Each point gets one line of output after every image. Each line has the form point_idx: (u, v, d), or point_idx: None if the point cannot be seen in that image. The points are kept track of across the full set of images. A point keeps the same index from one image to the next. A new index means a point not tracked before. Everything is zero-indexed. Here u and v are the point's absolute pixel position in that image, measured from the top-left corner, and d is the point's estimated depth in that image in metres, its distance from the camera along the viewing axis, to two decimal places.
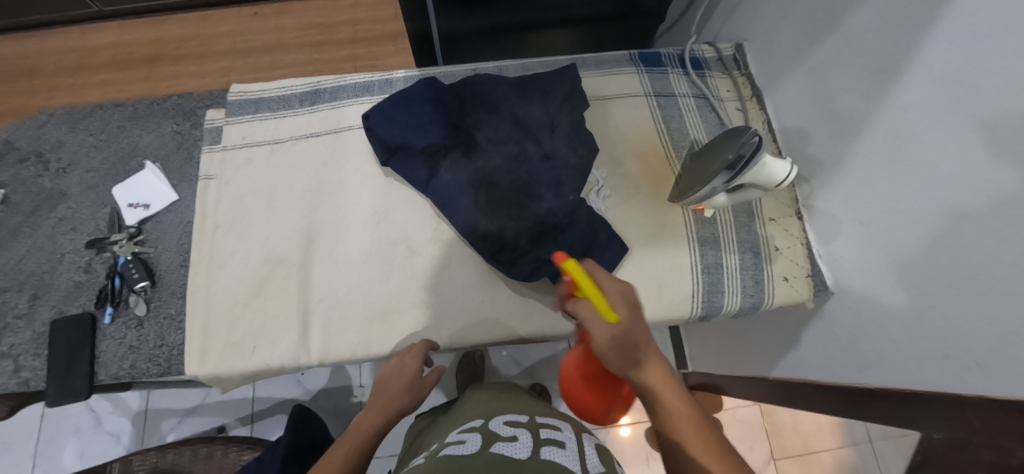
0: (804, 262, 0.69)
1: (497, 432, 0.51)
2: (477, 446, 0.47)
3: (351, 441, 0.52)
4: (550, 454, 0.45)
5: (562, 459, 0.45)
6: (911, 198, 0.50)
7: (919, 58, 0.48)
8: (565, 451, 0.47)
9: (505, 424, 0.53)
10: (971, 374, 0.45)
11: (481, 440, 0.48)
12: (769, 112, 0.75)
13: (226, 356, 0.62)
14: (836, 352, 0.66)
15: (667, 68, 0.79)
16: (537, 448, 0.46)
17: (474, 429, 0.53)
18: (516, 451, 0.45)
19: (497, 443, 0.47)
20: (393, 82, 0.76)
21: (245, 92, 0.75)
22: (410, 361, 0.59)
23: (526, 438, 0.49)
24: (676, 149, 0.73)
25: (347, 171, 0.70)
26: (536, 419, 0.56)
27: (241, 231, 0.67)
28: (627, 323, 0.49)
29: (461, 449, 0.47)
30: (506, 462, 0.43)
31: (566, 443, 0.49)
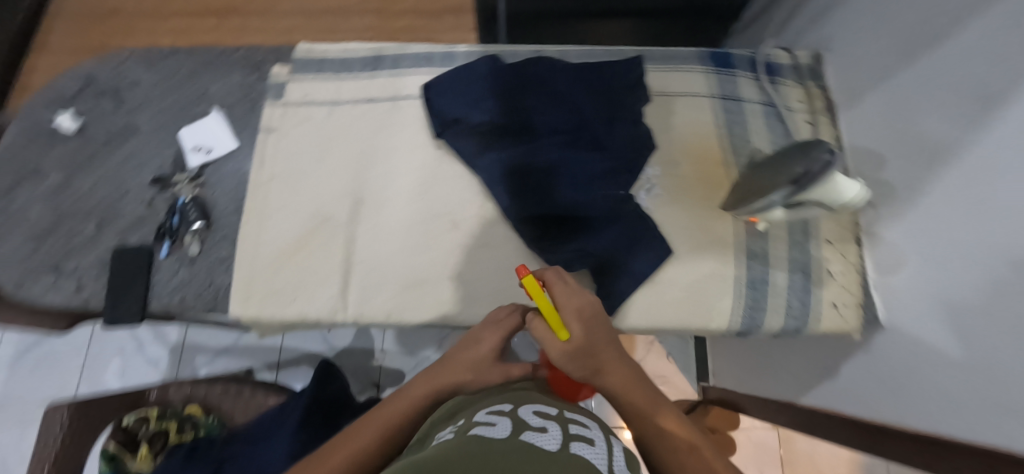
0: (857, 290, 0.65)
1: (526, 420, 0.47)
2: (508, 432, 0.44)
3: (396, 406, 0.55)
4: (579, 450, 0.44)
5: (592, 457, 0.43)
6: (986, 238, 0.47)
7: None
8: (593, 449, 0.46)
9: (535, 413, 0.49)
10: (1019, 429, 0.42)
11: (511, 426, 0.45)
12: (841, 129, 0.70)
13: (268, 302, 0.64)
14: (878, 387, 0.63)
15: (737, 70, 0.75)
16: (567, 442, 0.45)
17: (503, 413, 0.48)
18: (547, 443, 0.43)
19: (527, 432, 0.44)
20: (455, 55, 0.76)
21: (311, 51, 0.76)
22: (485, 339, 0.59)
23: (555, 430, 0.46)
24: (736, 157, 0.70)
25: (400, 138, 0.71)
26: (565, 412, 0.52)
27: (293, 185, 0.69)
28: (581, 340, 0.51)
29: (490, 431, 0.44)
30: (541, 454, 0.40)
31: (593, 442, 0.48)
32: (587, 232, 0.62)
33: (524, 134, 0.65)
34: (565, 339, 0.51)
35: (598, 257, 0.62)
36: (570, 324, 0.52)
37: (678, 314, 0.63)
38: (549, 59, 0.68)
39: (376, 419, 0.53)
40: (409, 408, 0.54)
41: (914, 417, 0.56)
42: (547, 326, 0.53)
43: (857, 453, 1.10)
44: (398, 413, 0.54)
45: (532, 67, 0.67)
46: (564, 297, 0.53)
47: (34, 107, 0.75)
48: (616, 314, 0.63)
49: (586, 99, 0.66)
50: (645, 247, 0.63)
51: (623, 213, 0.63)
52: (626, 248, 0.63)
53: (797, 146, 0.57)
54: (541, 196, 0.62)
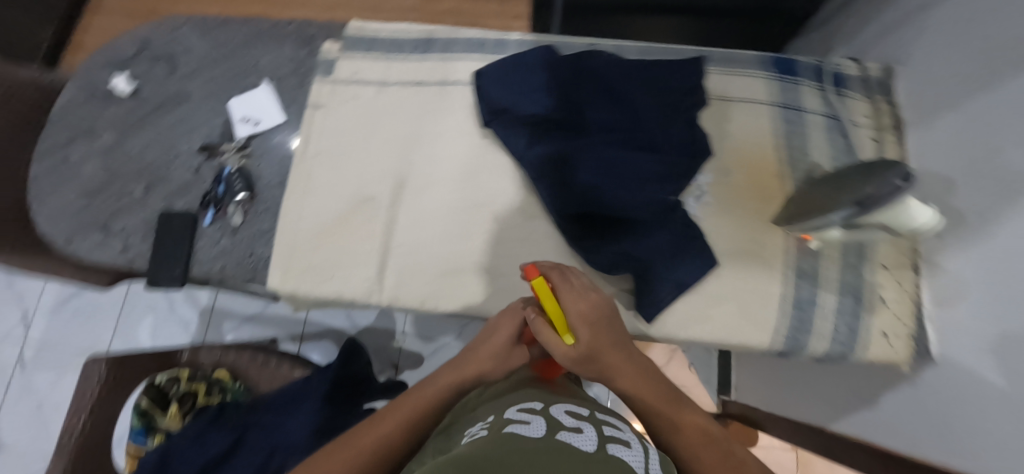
0: (910, 321, 0.62)
1: (560, 419, 0.47)
2: (543, 430, 0.42)
3: (424, 394, 0.55)
4: (617, 451, 0.41)
5: (630, 458, 0.41)
6: None
7: None
8: (631, 450, 0.43)
9: (567, 413, 0.49)
10: None
11: (545, 425, 0.44)
12: (908, 149, 0.67)
13: (306, 278, 0.64)
14: (919, 423, 0.61)
15: (802, 78, 0.72)
16: (604, 443, 0.42)
17: (534, 410, 0.48)
18: (584, 442, 0.41)
19: (562, 432, 0.43)
20: (507, 43, 0.74)
21: (363, 29, 0.76)
22: (505, 327, 0.58)
23: (590, 432, 0.45)
24: (793, 170, 0.67)
25: (447, 123, 0.70)
26: (596, 415, 0.52)
27: (338, 163, 0.69)
28: (589, 344, 0.51)
29: (525, 428, 0.43)
30: (579, 452, 0.38)
31: (629, 444, 0.45)
32: (631, 235, 0.61)
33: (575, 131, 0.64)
34: (571, 343, 0.52)
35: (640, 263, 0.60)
36: (574, 329, 0.52)
37: (718, 328, 0.61)
38: (605, 54, 0.66)
39: (404, 405, 0.54)
40: (435, 396, 0.55)
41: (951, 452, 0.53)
42: (553, 328, 0.54)
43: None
44: (423, 401, 0.54)
45: (588, 60, 0.65)
46: (568, 300, 0.53)
47: (91, 67, 0.77)
48: (654, 322, 0.62)
49: (642, 97, 0.63)
50: (690, 256, 0.61)
51: (670, 219, 0.61)
52: (671, 255, 0.61)
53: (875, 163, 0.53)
54: (587, 194, 0.60)
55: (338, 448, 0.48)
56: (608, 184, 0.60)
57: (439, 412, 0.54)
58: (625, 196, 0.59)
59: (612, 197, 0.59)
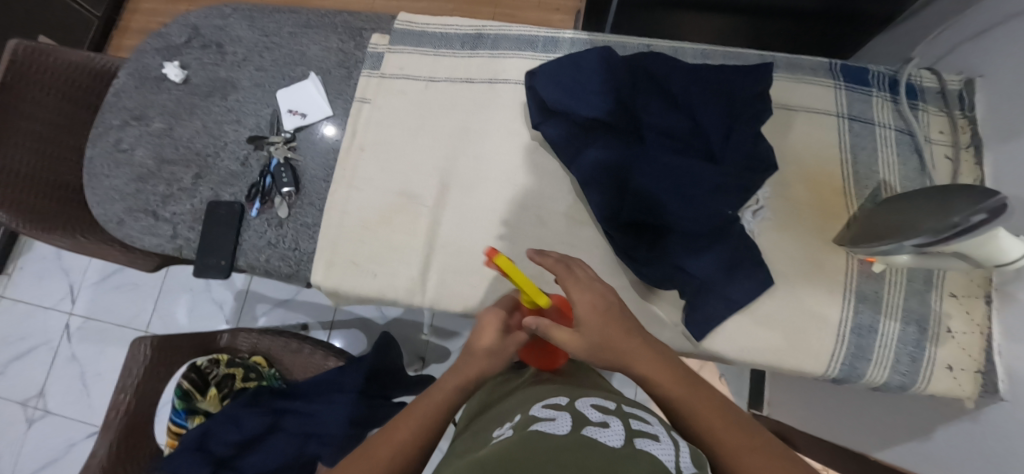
0: (978, 355, 0.59)
1: (584, 413, 0.40)
2: (567, 426, 0.37)
3: (427, 405, 0.47)
4: (644, 444, 0.34)
5: (660, 453, 0.33)
6: None
7: None
8: (662, 444, 0.35)
9: (593, 407, 0.43)
10: None
11: (569, 421, 0.39)
12: (986, 170, 0.62)
13: (349, 274, 0.64)
14: (973, 461, 0.57)
15: (872, 89, 0.67)
16: (629, 437, 0.35)
17: (560, 407, 0.43)
18: (606, 438, 0.35)
19: (588, 427, 0.37)
20: (559, 42, 0.72)
21: (411, 23, 0.74)
22: (493, 320, 0.51)
23: (618, 424, 0.38)
24: (857, 188, 0.63)
25: (496, 122, 0.68)
26: (626, 407, 0.45)
27: (384, 159, 0.68)
28: (591, 331, 0.46)
29: (550, 426, 0.38)
30: (598, 451, 0.32)
31: (660, 435, 0.37)
32: (685, 248, 0.58)
33: (630, 137, 0.61)
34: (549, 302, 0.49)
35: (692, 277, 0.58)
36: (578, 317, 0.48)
37: (770, 350, 0.59)
38: (663, 57, 0.63)
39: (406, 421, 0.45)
40: (440, 404, 0.47)
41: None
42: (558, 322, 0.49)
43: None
44: (429, 414, 0.45)
45: (645, 63, 0.63)
46: (572, 291, 0.50)
47: (144, 53, 0.77)
48: (703, 340, 0.60)
49: (703, 103, 0.60)
50: (744, 274, 0.59)
51: (726, 234, 0.58)
52: (726, 272, 0.58)
53: (959, 185, 0.49)
54: (640, 203, 0.57)
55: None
56: (663, 192, 0.57)
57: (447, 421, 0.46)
58: (680, 205, 0.56)
59: (667, 208, 0.56)
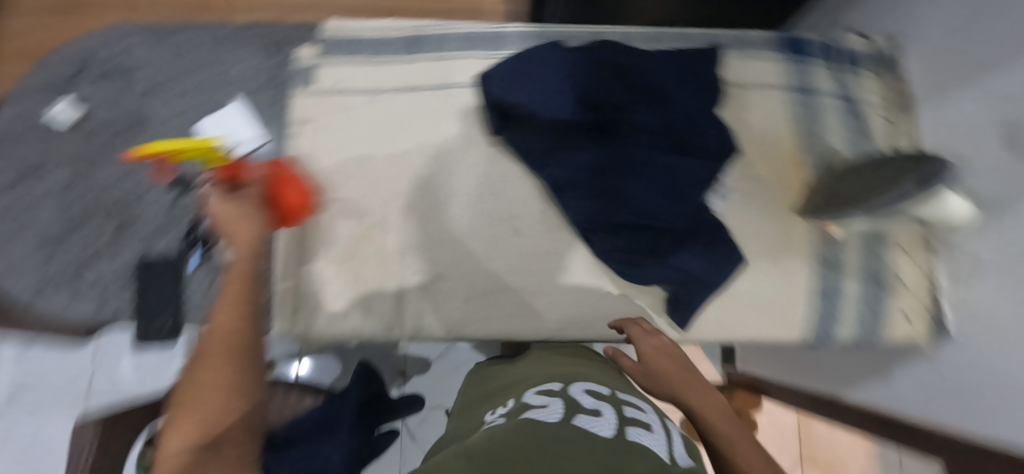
0: (926, 299, 0.64)
1: (577, 400, 0.38)
2: (559, 414, 0.35)
3: (231, 291, 0.43)
4: (637, 437, 0.31)
5: (651, 444, 0.30)
6: None
7: None
8: (655, 434, 0.32)
9: (586, 393, 0.40)
10: None
11: (562, 408, 0.36)
12: (919, 128, 0.66)
13: (317, 316, 0.60)
14: (938, 396, 0.62)
15: (812, 58, 0.70)
16: (621, 426, 0.32)
17: (553, 393, 0.41)
18: (599, 427, 0.32)
19: (579, 415, 0.34)
20: (505, 37, 0.68)
21: (342, 30, 0.68)
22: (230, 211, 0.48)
23: (610, 413, 0.35)
24: (810, 157, 0.66)
25: (451, 131, 0.64)
26: (620, 394, 0.42)
27: (336, 185, 0.63)
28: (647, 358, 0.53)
29: (542, 412, 0.35)
30: (588, 438, 0.29)
31: (653, 425, 0.34)
32: (666, 239, 0.57)
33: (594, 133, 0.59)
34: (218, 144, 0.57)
35: (678, 271, 0.57)
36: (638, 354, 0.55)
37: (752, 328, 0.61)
38: (615, 46, 0.62)
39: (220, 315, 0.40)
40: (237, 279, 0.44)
41: (974, 423, 0.55)
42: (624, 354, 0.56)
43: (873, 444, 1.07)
44: (236, 297, 0.42)
45: (600, 54, 0.61)
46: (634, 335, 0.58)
47: (27, 92, 0.66)
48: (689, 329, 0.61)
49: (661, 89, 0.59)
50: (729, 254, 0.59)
51: (703, 220, 0.59)
52: (711, 260, 0.58)
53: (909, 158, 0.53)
54: (617, 199, 0.57)
55: (180, 407, 0.34)
56: (638, 187, 0.57)
57: (259, 292, 0.44)
58: (658, 200, 0.57)
59: (645, 202, 0.57)
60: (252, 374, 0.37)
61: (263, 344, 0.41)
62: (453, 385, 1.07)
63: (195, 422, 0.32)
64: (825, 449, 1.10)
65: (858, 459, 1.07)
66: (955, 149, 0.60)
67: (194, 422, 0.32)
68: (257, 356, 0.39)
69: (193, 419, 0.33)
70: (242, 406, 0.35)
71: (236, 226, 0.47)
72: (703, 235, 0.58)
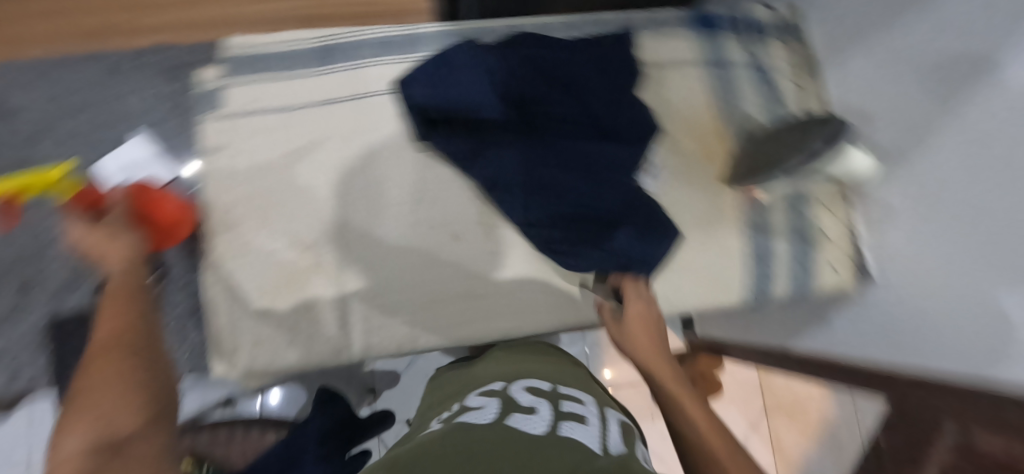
0: (848, 248, 0.70)
1: (516, 398, 0.39)
2: (492, 415, 0.35)
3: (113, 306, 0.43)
4: (570, 430, 0.32)
5: (581, 436, 0.32)
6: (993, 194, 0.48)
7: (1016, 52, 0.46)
8: (588, 426, 0.34)
9: (527, 391, 0.41)
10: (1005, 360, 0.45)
11: (498, 407, 0.37)
12: (825, 89, 0.72)
13: (258, 352, 0.57)
14: (870, 335, 0.67)
15: (722, 31, 0.72)
16: (554, 422, 0.34)
17: (492, 393, 0.42)
18: (532, 425, 0.33)
19: (514, 415, 0.35)
20: (421, 38, 0.66)
21: (246, 46, 0.64)
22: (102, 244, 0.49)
23: (546, 409, 0.36)
24: (731, 127, 0.69)
25: (377, 142, 0.62)
26: (562, 389, 0.44)
27: (261, 213, 0.60)
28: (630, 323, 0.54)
29: (477, 414, 0.36)
30: (519, 436, 0.30)
31: (588, 418, 0.36)
32: (608, 223, 0.59)
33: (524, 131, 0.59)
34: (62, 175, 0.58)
35: (630, 251, 0.58)
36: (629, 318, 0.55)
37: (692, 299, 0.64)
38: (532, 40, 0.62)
39: (102, 330, 0.40)
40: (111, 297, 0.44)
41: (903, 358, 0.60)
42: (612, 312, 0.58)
43: (825, 386, 1.15)
44: (117, 312, 0.42)
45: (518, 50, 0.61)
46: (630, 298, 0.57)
47: None
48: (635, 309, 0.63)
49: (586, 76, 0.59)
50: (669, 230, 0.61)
51: (637, 202, 0.61)
52: (656, 239, 0.60)
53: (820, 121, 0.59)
54: (556, 192, 0.58)
55: (77, 409, 0.33)
56: (573, 177, 0.59)
57: (143, 296, 0.45)
58: (593, 190, 0.59)
59: (582, 192, 0.59)
60: (154, 371, 0.38)
61: (159, 347, 0.41)
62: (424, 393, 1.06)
63: (96, 418, 0.32)
64: (786, 397, 1.16)
65: (813, 400, 1.15)
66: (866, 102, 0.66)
67: (98, 418, 0.32)
68: (157, 361, 0.40)
69: (97, 415, 0.32)
70: (151, 402, 0.36)
71: (109, 247, 0.49)
72: (642, 215, 0.60)
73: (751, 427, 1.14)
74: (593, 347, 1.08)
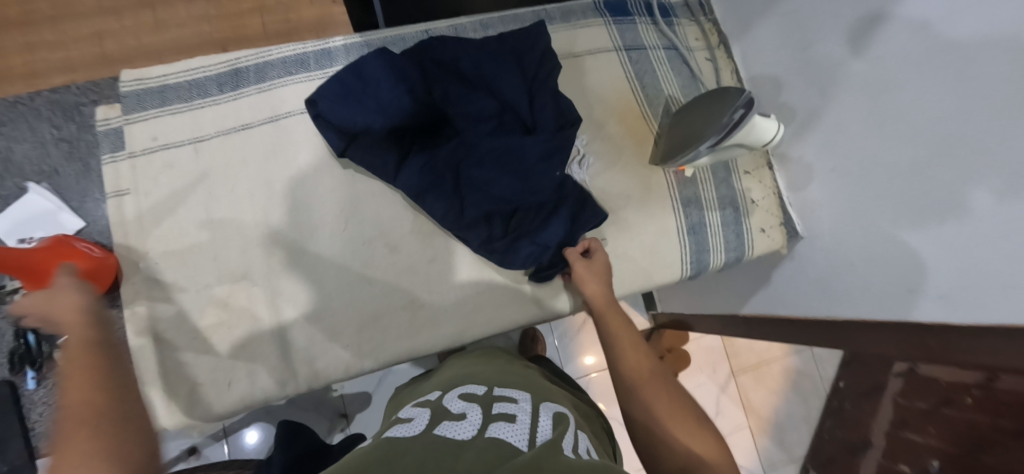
0: (777, 211, 0.74)
1: (447, 407, 0.41)
2: (421, 426, 0.37)
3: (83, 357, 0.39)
4: (497, 432, 0.35)
5: (507, 436, 0.35)
6: (894, 146, 0.53)
7: (900, 10, 0.50)
8: (515, 425, 0.37)
9: (461, 398, 0.43)
10: (933, 305, 0.52)
11: (428, 418, 0.39)
12: (736, 60, 0.75)
13: (199, 397, 0.55)
14: (806, 288, 0.72)
15: (634, 16, 0.74)
16: (483, 426, 0.36)
17: (427, 404, 0.44)
18: (459, 431, 0.35)
19: (442, 423, 0.37)
20: (332, 52, 0.64)
21: (143, 79, 0.60)
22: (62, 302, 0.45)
23: (474, 414, 0.39)
24: (652, 108, 0.70)
25: (298, 164, 0.61)
26: (495, 388, 0.46)
27: (182, 252, 0.57)
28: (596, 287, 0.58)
29: (406, 428, 0.38)
30: (446, 445, 0.33)
31: (517, 416, 0.39)
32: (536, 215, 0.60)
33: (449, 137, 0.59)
34: None
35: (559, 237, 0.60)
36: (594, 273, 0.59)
37: (632, 278, 0.67)
38: (439, 42, 0.60)
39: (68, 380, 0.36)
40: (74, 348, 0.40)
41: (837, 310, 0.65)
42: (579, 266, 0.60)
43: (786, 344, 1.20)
44: (93, 367, 0.38)
45: (426, 54, 0.60)
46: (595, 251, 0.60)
47: None
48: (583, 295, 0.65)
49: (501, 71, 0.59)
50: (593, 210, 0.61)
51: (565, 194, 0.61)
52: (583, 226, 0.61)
53: (720, 91, 0.59)
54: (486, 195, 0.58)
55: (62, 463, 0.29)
56: (496, 174, 0.58)
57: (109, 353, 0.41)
58: (523, 189, 0.58)
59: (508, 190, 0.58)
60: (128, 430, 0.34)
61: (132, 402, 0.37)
62: None
63: None
64: (751, 358, 1.20)
65: (775, 356, 1.21)
66: (776, 70, 0.69)
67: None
68: (138, 419, 0.36)
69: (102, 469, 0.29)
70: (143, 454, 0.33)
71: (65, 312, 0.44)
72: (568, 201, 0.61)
73: (721, 391, 1.17)
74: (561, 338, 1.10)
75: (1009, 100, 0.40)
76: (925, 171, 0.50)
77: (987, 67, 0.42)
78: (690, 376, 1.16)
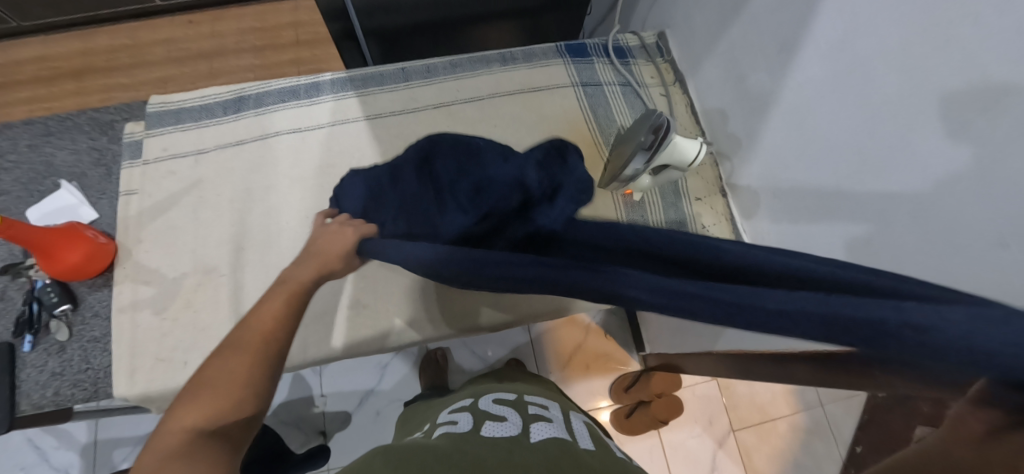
0: (729, 237, 0.73)
1: (484, 410, 0.50)
2: (472, 425, 0.46)
3: (285, 290, 0.43)
4: (541, 430, 0.45)
5: (550, 432, 0.45)
6: (823, 164, 0.54)
7: (812, 34, 0.52)
8: (553, 424, 0.47)
9: (495, 402, 0.52)
10: None
11: (472, 419, 0.48)
12: (691, 96, 0.79)
13: (158, 373, 0.60)
14: None
15: (593, 57, 0.81)
16: (527, 425, 0.46)
17: (466, 409, 0.52)
18: (508, 430, 0.44)
19: (487, 423, 0.46)
20: (320, 84, 0.75)
21: (165, 103, 0.72)
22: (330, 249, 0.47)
23: (514, 417, 0.48)
24: (604, 136, 0.76)
25: (276, 176, 0.70)
26: (523, 397, 0.56)
27: (168, 244, 0.66)
28: None
29: (455, 426, 0.46)
30: (503, 441, 0.42)
31: (553, 419, 0.49)
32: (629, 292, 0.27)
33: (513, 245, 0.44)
34: None
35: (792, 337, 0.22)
36: None
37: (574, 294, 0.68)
38: (447, 138, 0.52)
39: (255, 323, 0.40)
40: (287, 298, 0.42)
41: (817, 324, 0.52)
42: None
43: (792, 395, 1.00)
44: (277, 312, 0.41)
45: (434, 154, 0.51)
46: None
47: None
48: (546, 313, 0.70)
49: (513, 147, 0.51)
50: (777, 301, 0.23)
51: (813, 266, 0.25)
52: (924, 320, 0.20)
53: (640, 117, 0.62)
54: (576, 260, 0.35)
55: (205, 389, 0.36)
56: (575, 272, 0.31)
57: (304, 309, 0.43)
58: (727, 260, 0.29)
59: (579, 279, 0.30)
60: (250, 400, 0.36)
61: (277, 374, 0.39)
62: (381, 430, 0.97)
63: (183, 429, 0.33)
64: (751, 411, 1.01)
65: None
66: (721, 104, 0.72)
67: (211, 410, 0.35)
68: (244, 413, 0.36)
69: (212, 406, 0.35)
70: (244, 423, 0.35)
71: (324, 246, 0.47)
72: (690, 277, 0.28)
73: (717, 448, 1.00)
74: (558, 371, 1.03)
75: (915, 119, 0.42)
76: (850, 192, 0.51)
77: (883, 86, 0.45)
78: (678, 426, 1.01)
